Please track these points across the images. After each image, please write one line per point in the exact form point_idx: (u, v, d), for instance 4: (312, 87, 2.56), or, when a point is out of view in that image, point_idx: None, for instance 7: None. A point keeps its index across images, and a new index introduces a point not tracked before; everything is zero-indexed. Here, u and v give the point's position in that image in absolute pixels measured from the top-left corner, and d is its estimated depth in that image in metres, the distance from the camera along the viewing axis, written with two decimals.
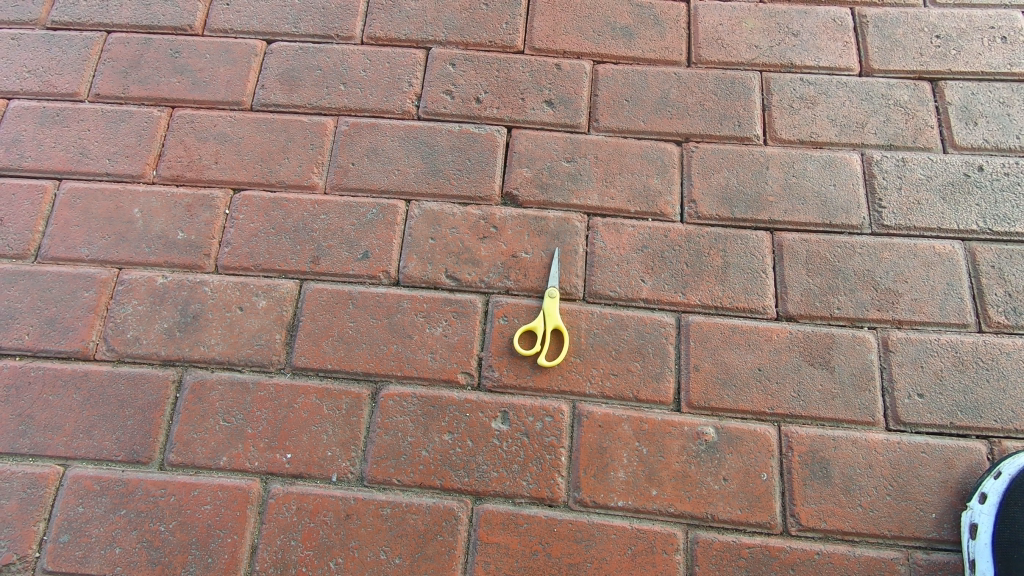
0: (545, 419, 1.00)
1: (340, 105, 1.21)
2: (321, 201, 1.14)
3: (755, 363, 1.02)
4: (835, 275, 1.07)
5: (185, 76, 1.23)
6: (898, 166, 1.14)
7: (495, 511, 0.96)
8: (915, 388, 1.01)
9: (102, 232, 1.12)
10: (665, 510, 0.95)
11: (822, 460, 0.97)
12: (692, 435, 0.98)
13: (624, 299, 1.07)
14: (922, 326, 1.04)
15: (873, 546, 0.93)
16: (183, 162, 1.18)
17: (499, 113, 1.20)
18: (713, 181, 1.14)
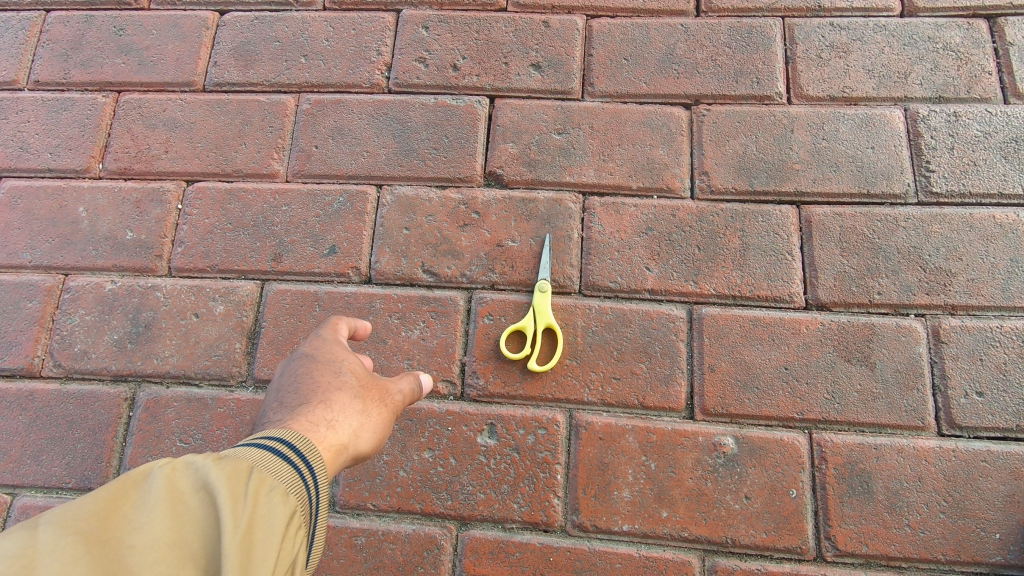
0: (538, 432, 0.88)
1: (301, 81, 1.08)
2: (282, 191, 1.02)
3: (780, 361, 0.88)
4: (875, 255, 0.91)
5: (131, 56, 1.11)
6: (949, 122, 0.97)
7: (483, 539, 0.84)
8: (972, 385, 0.86)
9: (46, 234, 1.02)
10: (678, 535, 0.82)
11: (862, 473, 0.83)
12: (707, 447, 0.85)
13: (627, 291, 0.93)
14: (981, 312, 0.88)
15: (923, 573, 0.80)
16: (131, 153, 1.06)
17: (479, 81, 1.05)
18: (728, 149, 0.98)
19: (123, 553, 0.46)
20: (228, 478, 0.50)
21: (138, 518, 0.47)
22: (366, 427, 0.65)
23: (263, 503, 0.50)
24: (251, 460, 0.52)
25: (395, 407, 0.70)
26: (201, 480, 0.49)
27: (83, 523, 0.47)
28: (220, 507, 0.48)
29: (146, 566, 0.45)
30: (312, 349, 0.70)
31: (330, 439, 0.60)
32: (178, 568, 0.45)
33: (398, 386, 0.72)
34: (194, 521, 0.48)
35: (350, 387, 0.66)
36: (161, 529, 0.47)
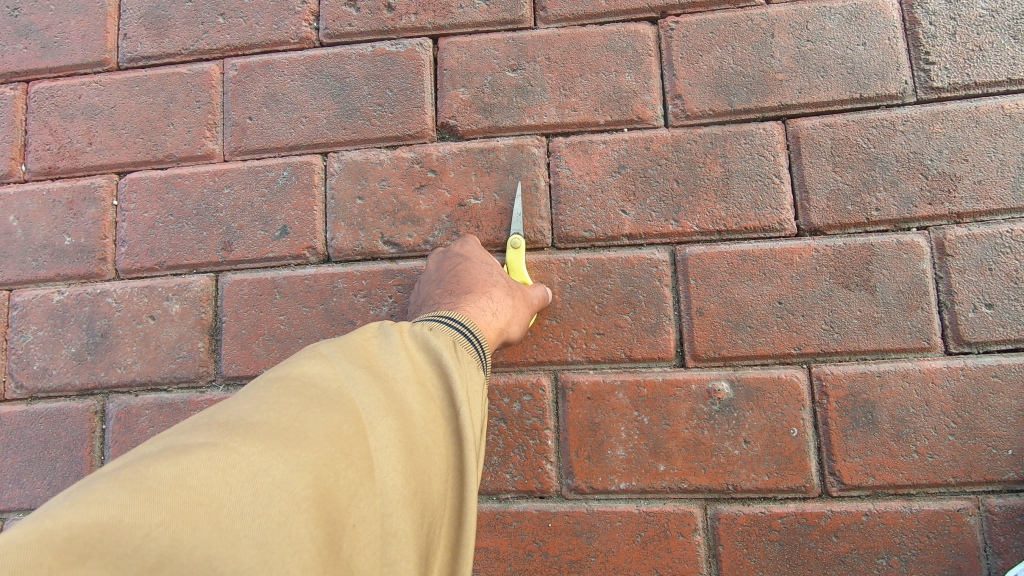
0: (524, 398, 0.83)
1: (222, 44, 0.96)
2: (220, 172, 0.93)
3: (773, 296, 0.82)
4: (871, 167, 0.83)
5: (32, 39, 1.00)
6: (950, 3, 0.85)
7: (479, 512, 0.82)
8: (981, 297, 0.79)
9: None
10: (677, 486, 0.79)
11: (866, 404, 0.79)
12: (701, 395, 0.81)
13: (603, 239, 0.86)
14: (989, 217, 0.81)
15: (933, 497, 0.77)
16: (53, 149, 0.97)
17: (418, 20, 0.94)
18: (702, 65, 0.87)
19: (392, 380, 0.57)
20: (448, 344, 0.63)
21: (393, 360, 0.59)
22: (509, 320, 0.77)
23: (469, 366, 0.63)
24: (453, 333, 0.65)
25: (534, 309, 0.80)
26: (428, 342, 0.62)
27: (358, 358, 0.58)
28: (449, 362, 0.60)
29: (411, 393, 0.57)
30: (466, 248, 0.82)
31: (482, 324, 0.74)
32: (428, 398, 0.57)
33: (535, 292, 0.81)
34: (430, 371, 0.60)
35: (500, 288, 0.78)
36: (414, 370, 0.59)
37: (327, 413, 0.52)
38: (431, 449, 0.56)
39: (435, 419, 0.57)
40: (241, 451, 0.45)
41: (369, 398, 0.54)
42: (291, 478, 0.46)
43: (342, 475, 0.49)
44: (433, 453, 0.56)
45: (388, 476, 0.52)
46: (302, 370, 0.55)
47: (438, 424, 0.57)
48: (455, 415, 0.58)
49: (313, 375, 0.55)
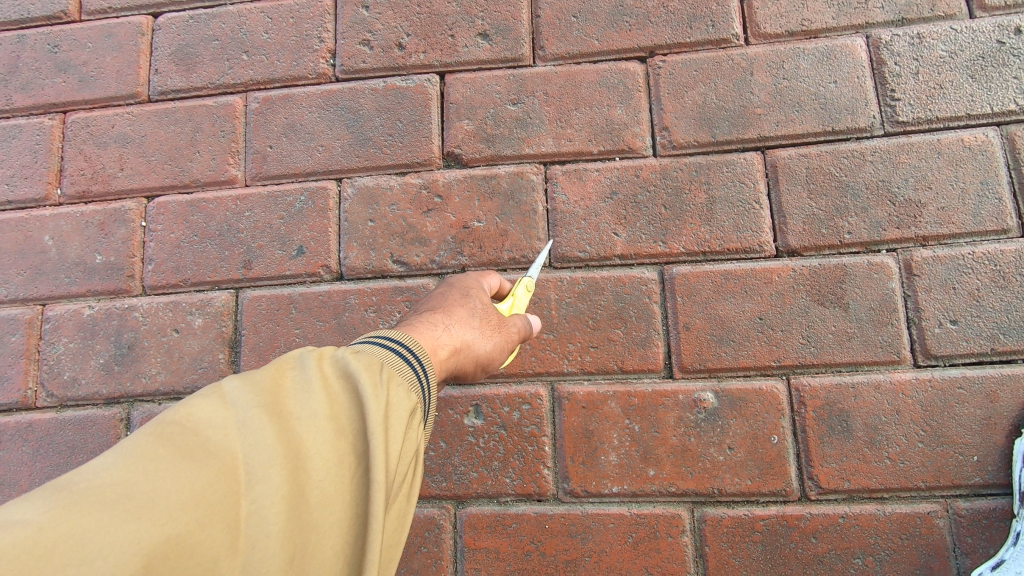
0: (522, 407, 0.89)
1: (245, 79, 1.05)
2: (242, 196, 1.01)
3: (754, 312, 0.88)
4: (843, 194, 0.90)
5: (71, 74, 1.08)
6: (914, 45, 0.93)
7: (480, 514, 0.87)
8: (946, 314, 0.86)
9: (17, 267, 1.02)
10: (666, 490, 0.85)
11: (841, 412, 0.85)
12: (688, 404, 0.87)
13: (596, 259, 0.92)
14: (953, 240, 0.87)
15: (905, 501, 0.82)
16: (87, 175, 1.05)
17: (427, 58, 1.02)
18: (687, 100, 0.95)
19: (291, 421, 0.49)
20: (368, 370, 0.54)
21: (301, 397, 0.51)
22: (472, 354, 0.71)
23: (395, 393, 0.54)
24: (380, 356, 0.57)
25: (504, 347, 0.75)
26: (347, 368, 0.53)
27: (258, 391, 0.51)
28: (365, 390, 0.52)
29: (311, 435, 0.49)
30: (461, 277, 0.80)
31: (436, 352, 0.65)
32: (338, 439, 0.50)
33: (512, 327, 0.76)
34: (344, 404, 0.52)
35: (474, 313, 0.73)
36: (323, 402, 0.51)
37: (197, 470, 0.45)
38: (328, 500, 0.48)
39: (339, 467, 0.49)
40: (67, 531, 0.40)
41: (252, 447, 0.47)
42: (123, 561, 0.40)
43: (201, 549, 0.43)
44: (330, 512, 0.48)
45: (262, 544, 0.45)
46: (186, 408, 0.48)
47: (343, 472, 0.49)
48: (363, 462, 0.49)
49: (195, 417, 0.48)
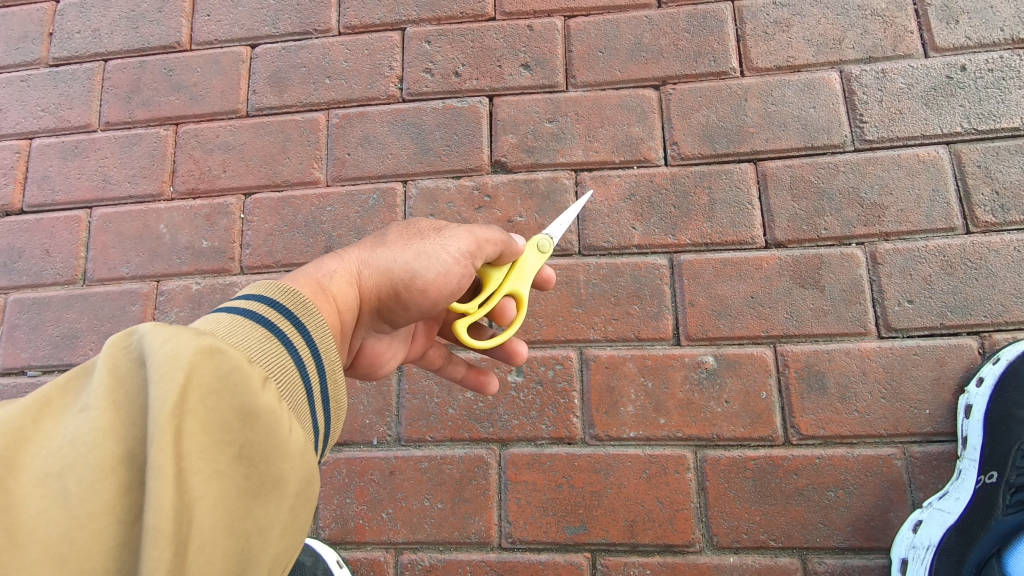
0: (556, 367, 1.09)
1: (328, 99, 1.27)
2: (325, 194, 1.22)
3: (747, 292, 1.08)
4: (820, 198, 1.10)
5: (183, 93, 1.31)
6: (878, 79, 1.14)
7: (520, 454, 1.06)
8: (904, 295, 1.05)
9: (137, 250, 1.24)
10: (674, 435, 1.04)
11: (818, 373, 1.04)
12: (693, 365, 1.06)
13: (618, 248, 1.13)
14: (910, 236, 1.07)
15: (870, 446, 1.01)
16: (196, 175, 1.27)
17: (479, 84, 1.24)
18: (693, 121, 1.16)
19: (54, 447, 0.40)
20: (167, 362, 0.42)
21: (75, 414, 0.42)
22: (389, 270, 0.77)
23: (202, 405, 0.42)
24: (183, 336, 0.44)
25: (448, 261, 0.79)
26: (142, 353, 0.43)
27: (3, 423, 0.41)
28: (153, 383, 0.41)
29: (72, 472, 0.40)
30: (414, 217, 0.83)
31: (337, 271, 0.73)
32: (100, 475, 0.40)
33: (456, 239, 0.80)
34: (133, 418, 0.41)
35: (394, 236, 0.80)
36: (100, 417, 0.41)
37: None
38: (86, 553, 0.39)
39: (103, 509, 0.39)
40: None
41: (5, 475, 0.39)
42: None
43: None
44: (88, 564, 0.39)
45: None
46: None
47: (106, 518, 0.39)
48: (136, 501, 0.40)
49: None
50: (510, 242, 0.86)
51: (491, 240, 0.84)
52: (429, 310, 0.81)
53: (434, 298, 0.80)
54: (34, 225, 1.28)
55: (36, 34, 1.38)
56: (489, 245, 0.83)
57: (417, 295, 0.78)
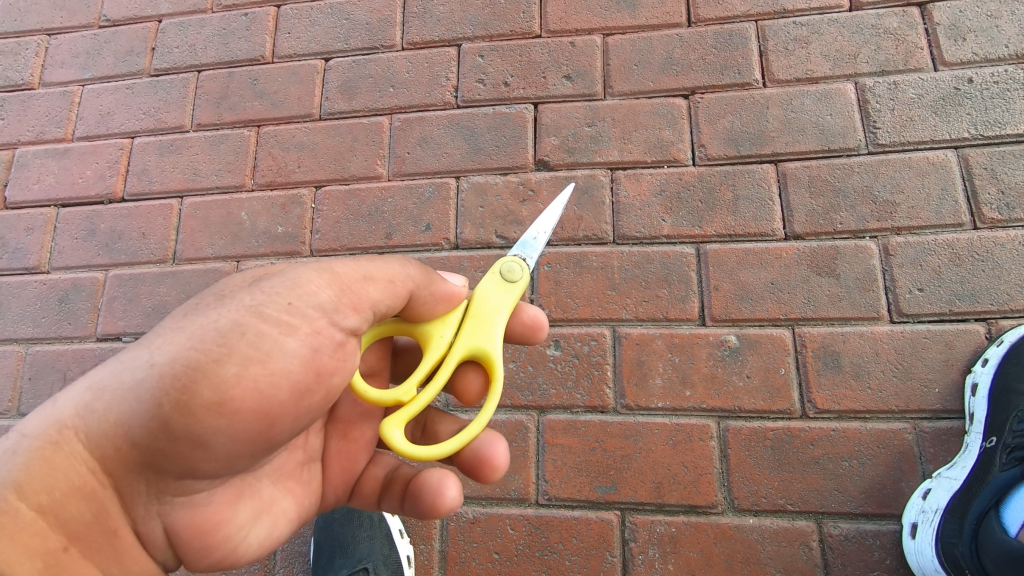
0: (591, 343, 1.20)
1: (391, 105, 1.44)
2: (387, 187, 1.38)
3: (768, 279, 1.18)
4: (836, 195, 1.21)
5: (265, 99, 1.49)
6: (890, 90, 1.25)
7: (557, 420, 1.17)
8: (915, 283, 1.14)
9: (221, 234, 1.40)
10: (699, 406, 1.14)
11: (833, 353, 1.13)
12: (717, 343, 1.16)
13: (649, 237, 1.24)
14: (920, 230, 1.17)
15: (883, 420, 1.09)
16: (274, 170, 1.44)
17: (525, 92, 1.39)
18: (719, 126, 1.29)
19: None
20: None
21: None
22: (95, 422, 0.67)
23: None
24: None
25: (290, 339, 0.70)
26: None
27: None
28: None
29: None
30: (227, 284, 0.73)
31: (32, 434, 0.67)
32: None
33: (276, 291, 0.71)
34: None
35: (162, 329, 0.69)
36: None
37: None
38: None
39: None
40: None
41: None
42: None
43: None
44: None
45: None
46: None
47: None
48: None
49: None
50: (426, 282, 0.82)
51: (355, 273, 0.76)
52: (266, 404, 0.70)
53: (242, 400, 0.68)
54: (132, 211, 1.46)
55: (140, 49, 1.59)
56: (371, 283, 0.76)
57: (218, 410, 0.67)
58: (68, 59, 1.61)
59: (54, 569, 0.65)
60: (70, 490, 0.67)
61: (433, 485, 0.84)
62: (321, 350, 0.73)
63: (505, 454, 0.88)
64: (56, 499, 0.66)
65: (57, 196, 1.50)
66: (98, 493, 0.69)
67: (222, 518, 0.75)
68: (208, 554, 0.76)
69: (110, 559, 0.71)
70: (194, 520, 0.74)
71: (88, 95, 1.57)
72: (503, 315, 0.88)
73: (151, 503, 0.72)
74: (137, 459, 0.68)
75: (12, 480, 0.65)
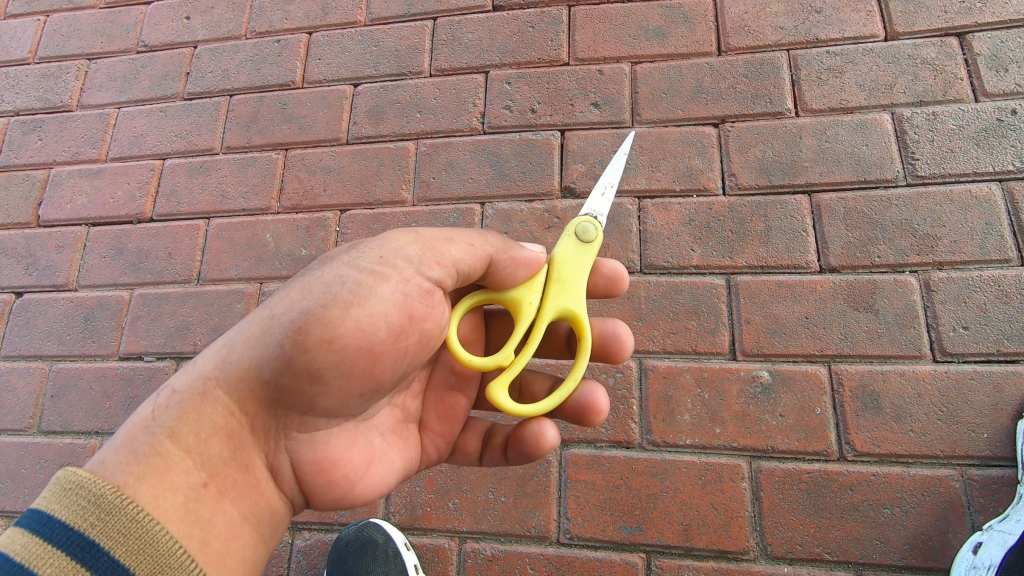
0: (616, 375, 1.17)
1: (418, 130, 1.44)
2: (411, 212, 1.37)
3: (802, 313, 1.14)
4: (873, 227, 1.17)
5: (294, 123, 1.51)
6: (929, 120, 1.22)
7: (581, 454, 1.13)
8: (959, 321, 1.09)
9: (245, 256, 1.41)
10: (729, 444, 1.09)
11: (872, 392, 1.08)
12: (748, 379, 1.12)
13: (677, 267, 1.21)
14: (964, 265, 1.12)
15: (927, 466, 1.03)
16: (300, 193, 1.44)
17: (552, 119, 1.38)
18: (750, 155, 1.26)
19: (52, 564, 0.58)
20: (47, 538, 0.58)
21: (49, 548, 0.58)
22: (233, 369, 0.73)
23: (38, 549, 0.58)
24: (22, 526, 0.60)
25: (388, 285, 0.77)
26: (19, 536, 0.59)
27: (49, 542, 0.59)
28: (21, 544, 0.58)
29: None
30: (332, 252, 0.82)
31: (179, 388, 0.73)
32: None
33: (370, 249, 0.78)
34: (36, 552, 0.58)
35: (285, 290, 0.77)
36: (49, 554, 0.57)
37: None
38: None
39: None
40: None
41: None
42: None
43: None
44: None
45: None
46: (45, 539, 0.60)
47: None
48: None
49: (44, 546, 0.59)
50: (510, 249, 0.85)
51: (438, 234, 0.82)
52: (369, 343, 0.75)
53: (349, 338, 0.73)
54: (160, 231, 1.47)
55: (175, 73, 1.62)
56: (451, 242, 0.82)
57: (329, 347, 0.73)
58: (105, 82, 1.66)
59: (196, 504, 0.68)
60: (214, 430, 0.72)
61: (535, 436, 0.89)
62: (412, 296, 0.78)
63: (605, 398, 0.93)
64: (201, 439, 0.71)
65: (87, 215, 1.52)
66: (238, 429, 0.74)
67: (340, 456, 0.80)
68: (331, 492, 0.80)
69: (244, 497, 0.74)
70: (317, 457, 0.78)
71: (122, 117, 1.61)
72: (584, 273, 0.90)
73: (280, 439, 0.77)
74: (264, 401, 0.74)
75: (163, 423, 0.70)
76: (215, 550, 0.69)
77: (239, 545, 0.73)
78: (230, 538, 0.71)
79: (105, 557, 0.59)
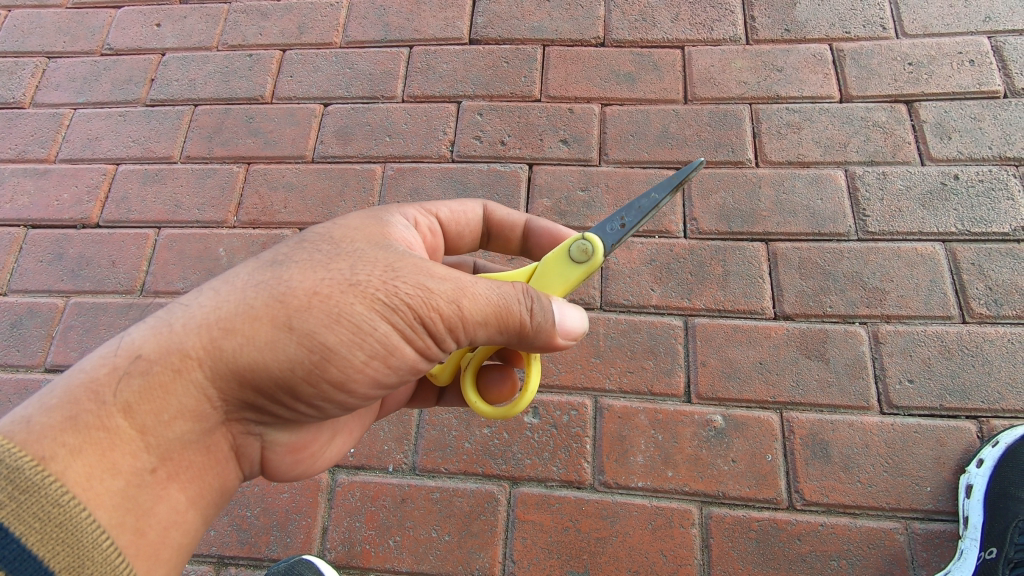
0: (571, 412, 1.14)
1: (386, 154, 1.43)
2: None
3: (756, 358, 1.15)
4: (826, 278, 1.20)
5: (259, 137, 1.48)
6: (879, 179, 1.27)
7: (530, 493, 1.09)
8: (905, 374, 1.11)
9: (194, 269, 1.35)
10: (681, 489, 1.07)
11: (822, 441, 1.08)
12: (702, 423, 1.11)
13: (636, 306, 1.21)
14: (909, 320, 1.16)
15: (873, 518, 1.03)
16: (258, 208, 1.40)
17: (521, 153, 1.39)
18: (711, 201, 1.29)
19: None
20: None
21: None
22: (223, 363, 0.66)
23: None
24: None
25: (409, 348, 0.73)
26: None
27: None
28: None
29: None
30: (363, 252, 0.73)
31: (147, 356, 0.65)
32: None
33: (404, 296, 0.70)
34: None
35: (298, 278, 0.69)
36: None
37: None
38: None
39: None
40: None
41: None
42: None
43: None
44: None
45: None
46: None
47: None
48: None
49: None
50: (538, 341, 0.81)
51: (478, 313, 0.73)
52: (365, 391, 0.75)
53: (351, 387, 0.73)
54: (105, 238, 1.40)
55: (139, 78, 1.58)
56: (482, 328, 0.74)
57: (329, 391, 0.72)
58: (63, 82, 1.60)
59: (136, 492, 0.63)
60: (178, 414, 0.66)
61: None
62: (421, 361, 0.76)
63: None
64: (160, 421, 0.65)
65: (28, 216, 1.44)
66: (206, 418, 0.69)
67: (312, 442, 0.85)
68: (295, 467, 0.86)
69: (195, 481, 0.71)
70: (291, 440, 0.82)
71: (78, 119, 1.55)
72: None
73: (253, 426, 0.75)
74: (246, 399, 0.70)
75: (120, 394, 0.63)
76: (149, 541, 0.65)
77: (177, 534, 0.68)
78: (168, 528, 0.67)
79: (16, 544, 0.50)
